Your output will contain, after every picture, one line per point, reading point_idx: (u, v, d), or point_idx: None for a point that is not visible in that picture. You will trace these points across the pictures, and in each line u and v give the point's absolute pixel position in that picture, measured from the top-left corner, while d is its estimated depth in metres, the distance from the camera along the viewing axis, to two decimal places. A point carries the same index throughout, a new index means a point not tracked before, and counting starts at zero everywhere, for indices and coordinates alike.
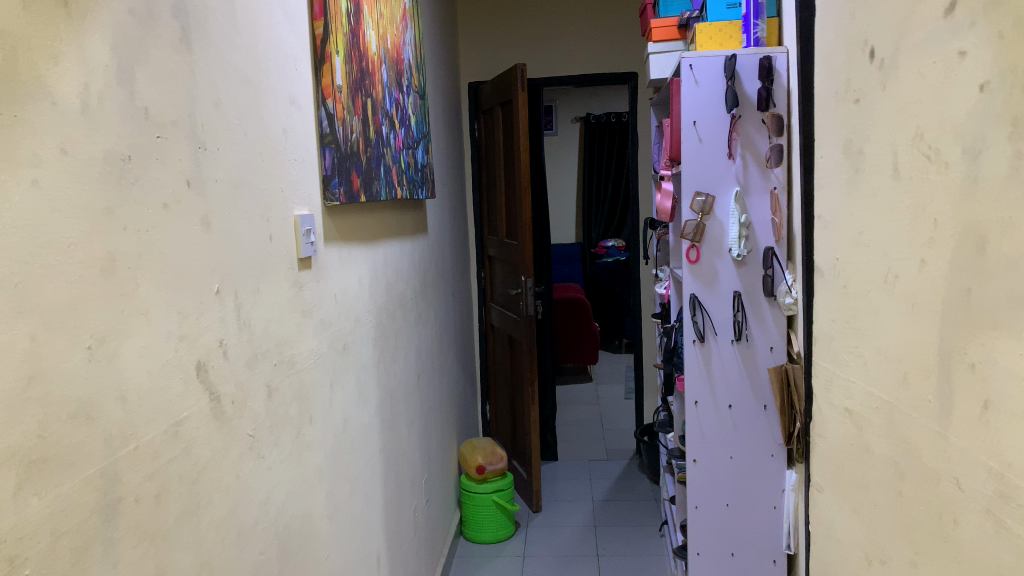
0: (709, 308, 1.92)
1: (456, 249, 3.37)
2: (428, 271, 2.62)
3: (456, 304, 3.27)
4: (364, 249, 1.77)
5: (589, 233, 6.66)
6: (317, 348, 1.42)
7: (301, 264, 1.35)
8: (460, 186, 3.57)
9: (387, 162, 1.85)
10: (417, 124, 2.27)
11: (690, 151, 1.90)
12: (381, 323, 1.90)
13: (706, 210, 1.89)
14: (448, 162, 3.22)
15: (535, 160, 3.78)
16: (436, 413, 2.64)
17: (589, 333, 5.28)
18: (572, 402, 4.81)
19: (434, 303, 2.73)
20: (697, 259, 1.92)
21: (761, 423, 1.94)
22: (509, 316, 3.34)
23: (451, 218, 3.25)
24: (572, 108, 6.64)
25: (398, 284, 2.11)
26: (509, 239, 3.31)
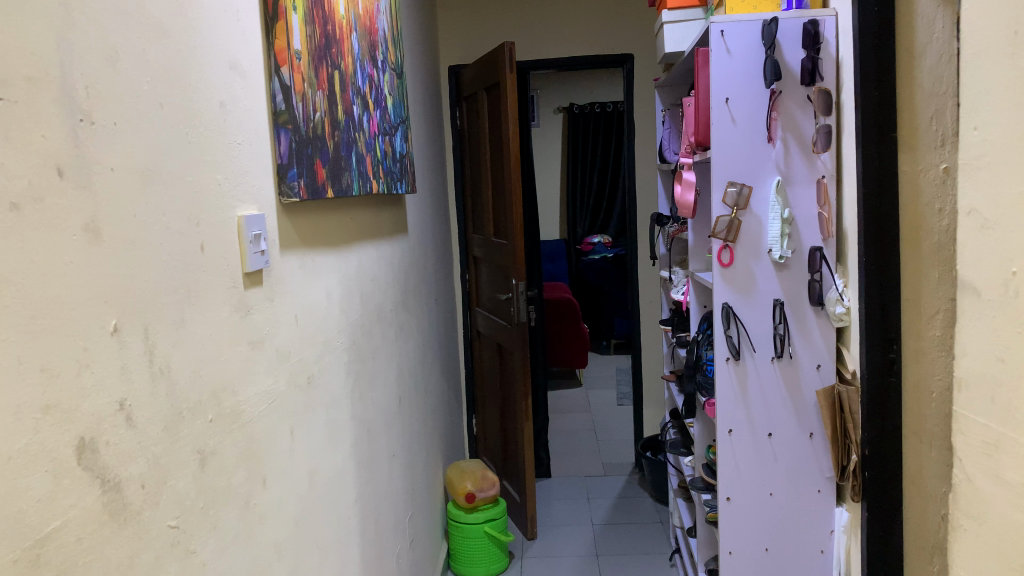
0: (745, 320, 1.63)
1: (439, 249, 3.06)
2: (410, 277, 2.31)
3: (439, 311, 2.96)
4: (334, 256, 1.46)
5: (574, 228, 6.37)
6: (273, 388, 1.11)
7: (248, 282, 1.03)
8: (443, 180, 3.26)
9: (359, 150, 1.53)
10: (395, 107, 1.96)
11: (722, 133, 1.60)
12: (356, 344, 1.59)
13: (741, 204, 1.60)
14: (429, 153, 2.91)
15: (523, 151, 3.48)
16: (420, 436, 2.33)
17: (579, 335, 4.98)
18: (562, 409, 4.53)
19: (418, 313, 2.43)
20: (730, 262, 1.62)
21: (806, 454, 1.65)
22: (497, 323, 3.03)
23: (432, 215, 2.94)
24: (554, 98, 6.36)
25: (375, 294, 1.80)
26: (497, 238, 3.00)
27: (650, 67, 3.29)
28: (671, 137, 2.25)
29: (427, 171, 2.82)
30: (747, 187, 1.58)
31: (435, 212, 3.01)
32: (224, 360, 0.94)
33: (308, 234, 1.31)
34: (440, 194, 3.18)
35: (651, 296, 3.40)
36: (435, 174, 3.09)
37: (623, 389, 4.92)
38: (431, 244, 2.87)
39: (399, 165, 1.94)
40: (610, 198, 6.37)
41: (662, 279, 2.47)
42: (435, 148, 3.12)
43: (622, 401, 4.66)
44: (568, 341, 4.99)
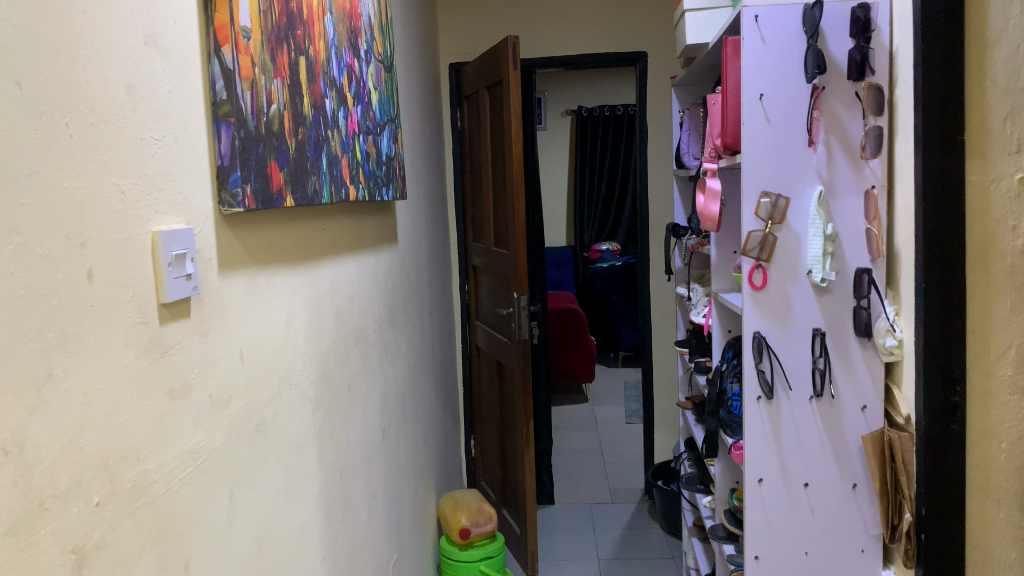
0: (780, 353, 1.41)
1: (435, 259, 2.84)
2: (399, 292, 2.10)
3: (435, 327, 2.75)
4: (300, 274, 1.24)
5: (581, 236, 6.15)
6: (204, 445, 0.89)
7: (166, 314, 0.81)
8: (441, 185, 3.04)
9: (332, 150, 1.31)
10: (382, 103, 1.74)
11: (754, 134, 1.38)
12: (328, 375, 1.37)
13: (776, 217, 1.38)
14: (425, 156, 2.70)
15: (528, 156, 3.26)
16: (410, 468, 2.11)
17: (586, 348, 4.76)
18: (567, 428, 4.30)
19: (409, 332, 2.21)
20: (763, 284, 1.40)
21: (850, 509, 1.41)
22: (497, 339, 2.81)
23: (428, 223, 2.72)
24: (563, 100, 6.16)
25: (355, 315, 1.58)
26: (499, 248, 2.78)
27: (665, 66, 3.06)
28: (692, 142, 2.04)
29: (423, 175, 2.61)
30: (783, 197, 1.36)
31: (432, 219, 2.80)
32: (123, 421, 0.72)
33: (262, 250, 1.09)
34: (438, 200, 2.97)
35: (663, 311, 3.17)
36: (433, 179, 2.88)
37: (632, 406, 4.69)
38: (427, 255, 2.66)
39: (385, 170, 1.72)
40: (619, 205, 6.14)
41: (679, 296, 2.25)
42: (433, 151, 2.91)
43: (631, 419, 4.43)
44: (574, 355, 4.77)
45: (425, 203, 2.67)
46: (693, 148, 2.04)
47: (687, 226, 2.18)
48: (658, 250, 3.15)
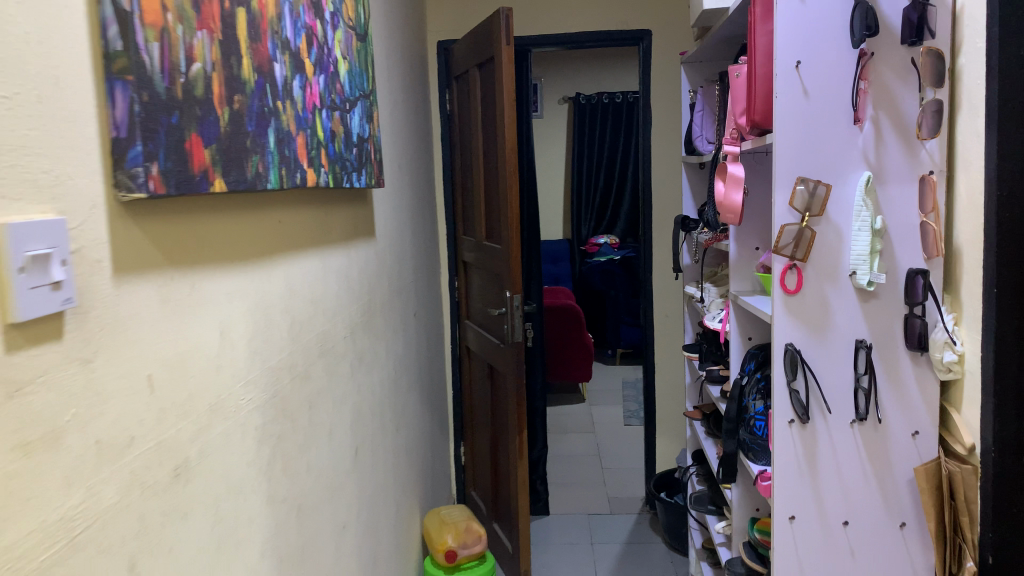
0: (816, 368, 1.19)
1: (422, 253, 2.63)
2: (378, 291, 1.88)
3: (422, 328, 2.53)
4: (239, 276, 1.02)
5: (578, 228, 5.94)
6: (87, 507, 0.67)
7: (16, 337, 0.58)
8: (429, 173, 2.82)
9: (283, 125, 1.09)
10: (353, 76, 1.52)
11: (788, 108, 1.16)
12: (280, 395, 1.16)
13: (814, 209, 1.16)
14: (410, 141, 2.47)
15: (522, 143, 3.04)
16: (388, 487, 1.90)
17: (584, 346, 4.54)
18: (563, 430, 4.10)
19: (390, 335, 2.00)
20: (797, 288, 1.18)
21: (896, 552, 1.20)
22: (488, 340, 2.60)
23: (414, 215, 2.50)
24: (559, 87, 5.93)
25: (317, 322, 1.36)
26: (491, 242, 2.57)
27: (669, 45, 2.84)
28: (707, 123, 1.82)
29: (407, 161, 2.40)
30: (823, 184, 1.15)
31: (418, 210, 2.58)
32: None
33: (182, 247, 0.87)
34: (426, 188, 2.75)
35: (666, 310, 2.96)
36: (420, 166, 2.65)
37: (631, 406, 4.48)
38: (413, 249, 2.44)
39: (355, 154, 1.50)
40: (618, 196, 5.92)
41: (688, 296, 2.03)
42: (420, 136, 2.68)
43: (630, 421, 4.23)
44: (571, 353, 4.55)
45: (410, 192, 2.45)
46: (707, 131, 1.83)
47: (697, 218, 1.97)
48: (661, 245, 2.94)
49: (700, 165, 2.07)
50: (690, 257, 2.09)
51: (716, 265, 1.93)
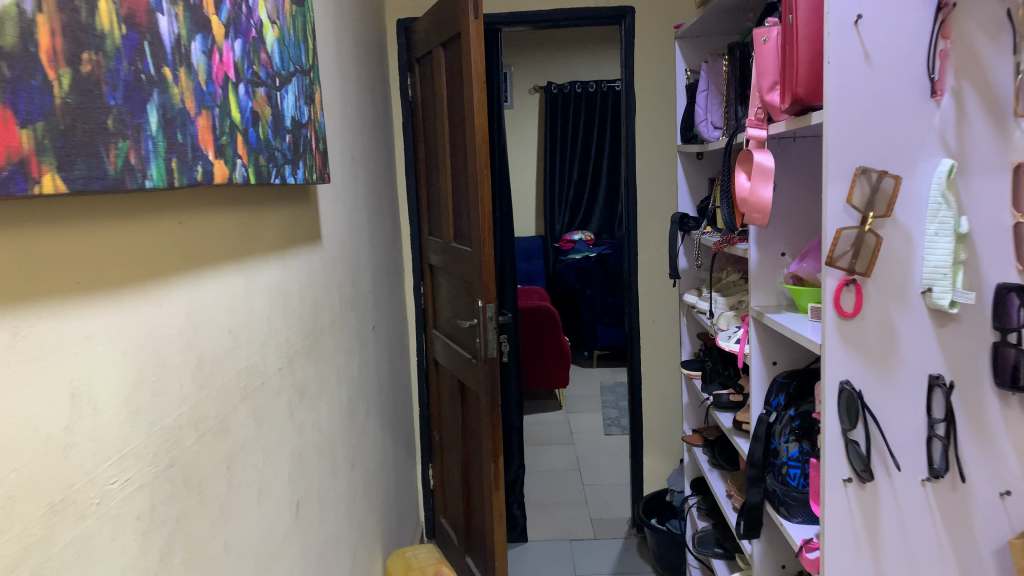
0: (885, 415, 1.03)
1: (384, 258, 2.34)
2: (326, 306, 1.59)
3: (383, 342, 2.25)
4: (106, 311, 0.73)
5: (551, 224, 5.68)
6: None
7: None
8: (389, 167, 2.53)
9: (173, 101, 0.80)
10: (286, 46, 1.23)
11: (849, 78, 0.97)
12: (180, 463, 0.87)
13: (879, 210, 0.98)
14: (367, 130, 2.18)
15: (492, 133, 2.76)
16: (343, 536, 1.62)
17: (560, 350, 4.27)
18: (540, 442, 3.83)
19: (343, 356, 1.72)
20: (855, 310, 1.01)
21: None
22: (458, 354, 2.32)
23: (373, 214, 2.21)
24: (530, 76, 5.66)
25: (238, 356, 1.07)
26: (460, 244, 2.29)
27: (654, 24, 2.57)
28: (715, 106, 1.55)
29: (364, 154, 2.11)
30: (890, 175, 0.97)
31: (378, 209, 2.29)
32: None
33: None
34: (387, 184, 2.45)
35: (652, 316, 2.71)
36: (380, 159, 2.36)
37: (611, 414, 4.23)
38: (371, 253, 2.15)
39: (288, 141, 1.21)
40: (592, 190, 5.67)
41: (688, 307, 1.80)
42: (379, 126, 2.39)
43: (610, 430, 3.98)
44: (547, 358, 4.29)
45: (368, 189, 2.16)
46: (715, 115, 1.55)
47: (698, 217, 1.75)
48: (647, 244, 2.68)
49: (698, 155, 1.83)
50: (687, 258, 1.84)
51: (724, 271, 1.69)
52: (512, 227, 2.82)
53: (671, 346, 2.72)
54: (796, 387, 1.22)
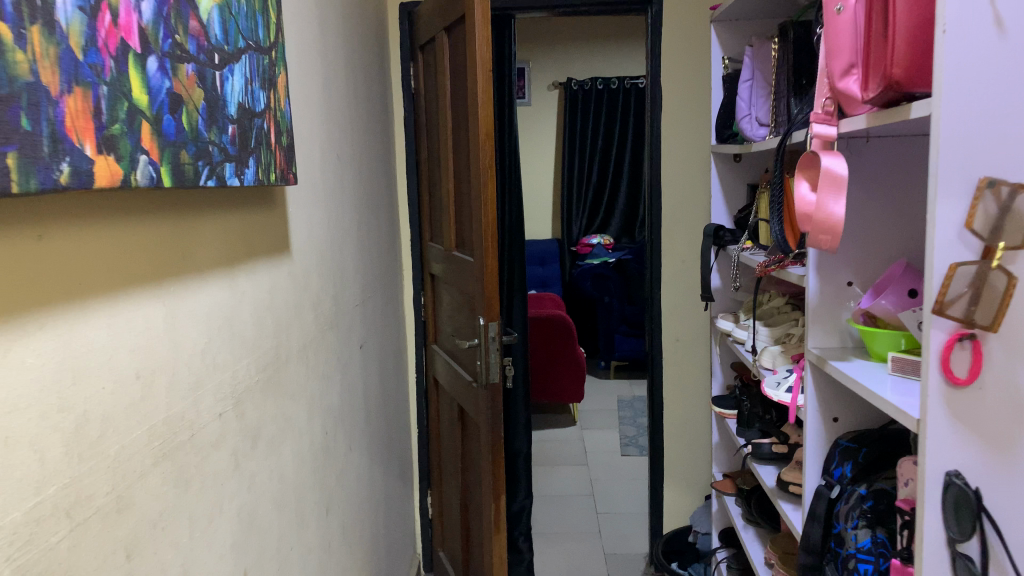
0: (1012, 507, 0.84)
1: (378, 267, 2.11)
2: (296, 331, 1.36)
3: (375, 361, 2.01)
4: None
5: (569, 227, 5.43)
6: None
7: None
8: (387, 166, 2.29)
9: (14, 69, 0.57)
10: (233, 15, 0.99)
11: (973, 51, 0.77)
12: (34, 569, 0.64)
13: (1011, 241, 0.79)
14: (360, 124, 1.95)
15: (502, 130, 2.51)
16: None
17: (575, 362, 4.02)
18: (551, 461, 3.59)
19: (318, 386, 1.48)
20: (971, 374, 0.81)
21: None
22: (458, 376, 2.08)
23: (365, 219, 1.97)
24: (548, 72, 5.43)
25: (152, 408, 0.84)
26: (462, 253, 2.05)
27: (682, 12, 2.32)
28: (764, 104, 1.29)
29: (354, 151, 1.87)
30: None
31: (372, 212, 2.06)
32: None
33: None
34: (384, 184, 2.22)
35: (675, 334, 2.46)
36: (376, 156, 2.13)
37: (628, 432, 3.98)
38: (362, 264, 1.91)
39: (232, 134, 0.97)
40: (613, 191, 5.43)
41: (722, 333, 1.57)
42: (376, 121, 2.15)
43: (626, 450, 3.73)
44: (561, 370, 4.04)
45: (359, 190, 1.92)
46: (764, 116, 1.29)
47: (736, 230, 1.51)
48: (671, 255, 2.43)
49: (738, 155, 1.60)
50: (721, 276, 1.60)
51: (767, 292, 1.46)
52: (523, 233, 2.58)
53: (695, 368, 2.47)
54: (865, 455, 1.06)
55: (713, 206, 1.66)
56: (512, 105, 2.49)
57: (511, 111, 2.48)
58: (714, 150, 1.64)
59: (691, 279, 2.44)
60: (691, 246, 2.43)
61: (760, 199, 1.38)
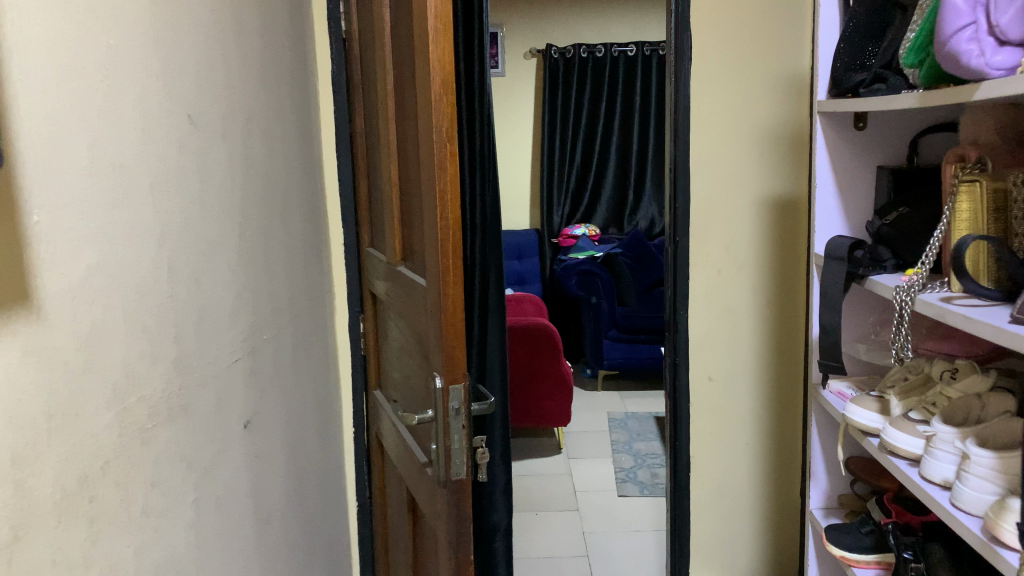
0: None
1: (286, 287, 1.45)
2: (65, 458, 0.69)
3: (279, 434, 1.35)
4: None
5: (549, 216, 4.76)
6: None
7: None
8: (303, 140, 1.62)
9: None
10: None
11: None
12: None
13: None
14: (250, 75, 1.28)
15: (469, 93, 1.85)
16: None
17: (561, 379, 3.38)
18: (533, 506, 2.95)
19: (135, 540, 0.82)
20: None
21: None
22: (409, 450, 1.42)
23: (260, 221, 1.31)
24: (525, 38, 4.77)
25: None
26: (410, 270, 1.37)
27: None
28: (1018, 16, 0.86)
29: (236, 116, 1.21)
30: None
31: (273, 208, 1.39)
32: None
33: None
34: (295, 168, 1.55)
35: (707, 371, 1.83)
36: (282, 127, 1.46)
37: (623, 462, 3.33)
38: (251, 289, 1.25)
39: None
40: (599, 175, 4.80)
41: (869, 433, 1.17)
42: (284, 76, 1.49)
43: (624, 489, 3.09)
44: (545, 388, 3.39)
45: (249, 179, 1.26)
46: (1002, 37, 0.87)
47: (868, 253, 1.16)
48: (702, 263, 1.80)
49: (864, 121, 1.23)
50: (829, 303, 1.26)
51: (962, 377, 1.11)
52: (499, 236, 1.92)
53: (732, 415, 1.85)
54: None
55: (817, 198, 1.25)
56: (484, 59, 1.83)
57: (482, 67, 1.82)
58: (822, 111, 1.22)
59: (728, 296, 1.81)
60: (728, 250, 1.80)
61: (961, 198, 1.02)
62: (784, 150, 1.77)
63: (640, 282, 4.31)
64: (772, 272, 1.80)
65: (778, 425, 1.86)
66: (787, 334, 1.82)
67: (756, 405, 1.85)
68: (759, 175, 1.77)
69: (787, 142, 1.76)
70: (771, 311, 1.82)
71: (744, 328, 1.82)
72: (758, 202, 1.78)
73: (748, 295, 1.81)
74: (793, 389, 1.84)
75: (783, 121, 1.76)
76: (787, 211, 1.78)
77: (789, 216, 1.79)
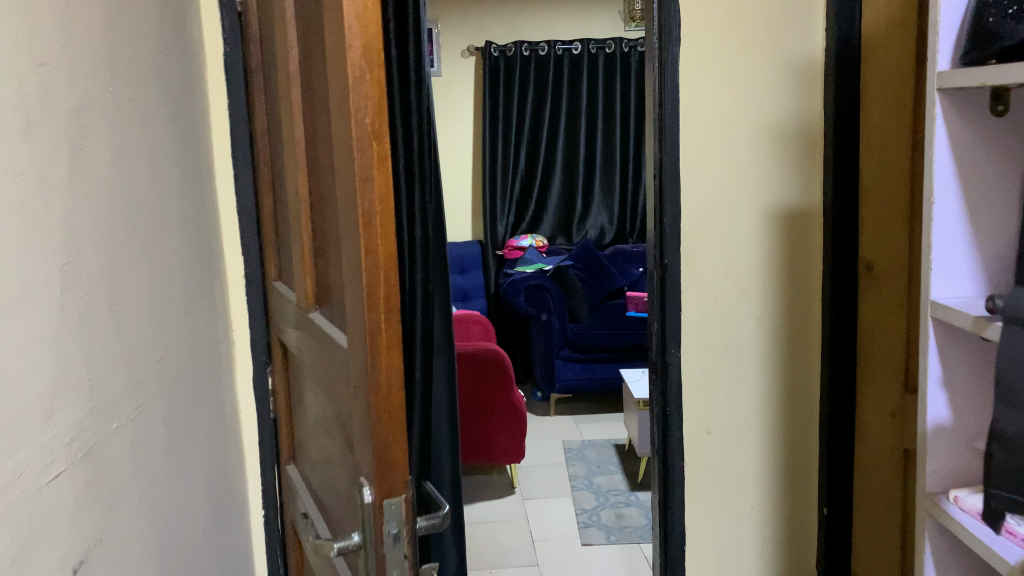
0: None
1: (156, 341, 1.05)
2: None
3: (146, 557, 0.96)
4: None
5: (493, 227, 4.41)
6: None
7: None
8: (185, 142, 1.23)
9: None
10: None
11: None
12: None
13: None
14: (87, 48, 0.89)
15: (404, 88, 1.51)
16: None
17: (513, 409, 3.01)
18: (486, 561, 2.58)
19: None
20: None
21: None
22: (332, 567, 1.04)
23: (110, 253, 0.92)
24: (462, 34, 4.42)
25: None
26: (325, 320, 0.99)
27: None
28: None
29: (61, 106, 0.82)
30: None
31: (134, 233, 0.99)
32: None
33: None
34: (172, 179, 1.16)
35: (704, 423, 1.49)
36: (147, 124, 1.07)
37: (585, 501, 2.99)
38: (91, 353, 0.86)
39: None
40: (545, 182, 4.46)
41: None
42: (149, 56, 1.09)
43: (588, 535, 2.73)
44: (496, 421, 3.02)
45: (88, 195, 0.87)
46: None
47: None
48: (695, 291, 1.46)
49: (1000, 106, 0.85)
50: (945, 370, 0.89)
51: None
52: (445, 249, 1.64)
53: (734, 475, 1.52)
54: None
55: (932, 224, 0.87)
56: (422, 57, 1.52)
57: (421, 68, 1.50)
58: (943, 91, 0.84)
59: (730, 329, 1.48)
60: (726, 275, 1.46)
61: None
62: (792, 151, 1.45)
63: (593, 297, 4.03)
64: (779, 299, 1.48)
65: (790, 485, 1.53)
66: (799, 374, 1.50)
67: (763, 462, 1.52)
68: (763, 182, 1.45)
69: (796, 141, 1.45)
70: (780, 348, 1.49)
71: (747, 369, 1.49)
72: (762, 215, 1.46)
73: (752, 329, 1.48)
74: (806, 440, 1.52)
75: (790, 115, 1.44)
76: (796, 225, 1.47)
77: (800, 229, 1.47)
